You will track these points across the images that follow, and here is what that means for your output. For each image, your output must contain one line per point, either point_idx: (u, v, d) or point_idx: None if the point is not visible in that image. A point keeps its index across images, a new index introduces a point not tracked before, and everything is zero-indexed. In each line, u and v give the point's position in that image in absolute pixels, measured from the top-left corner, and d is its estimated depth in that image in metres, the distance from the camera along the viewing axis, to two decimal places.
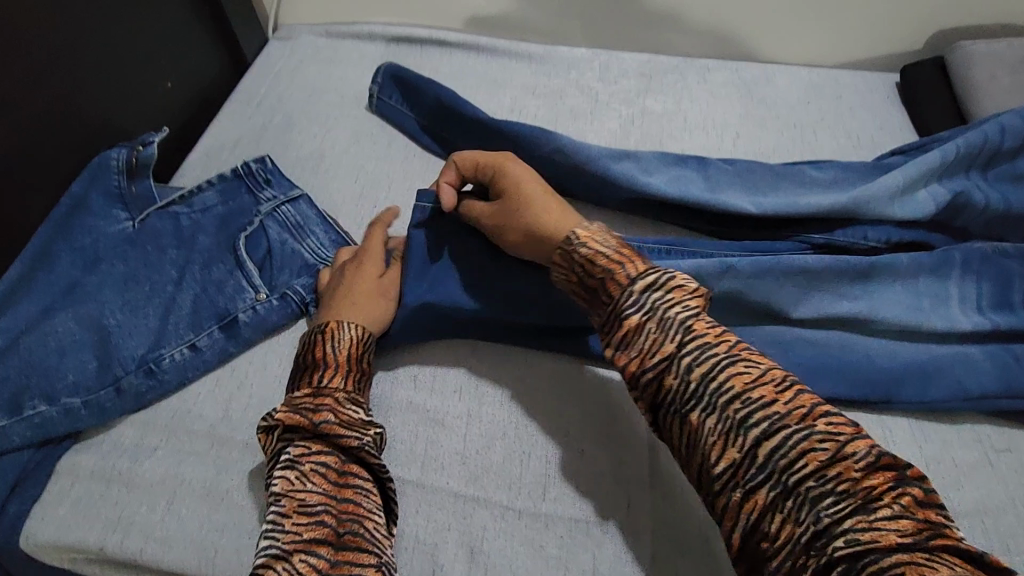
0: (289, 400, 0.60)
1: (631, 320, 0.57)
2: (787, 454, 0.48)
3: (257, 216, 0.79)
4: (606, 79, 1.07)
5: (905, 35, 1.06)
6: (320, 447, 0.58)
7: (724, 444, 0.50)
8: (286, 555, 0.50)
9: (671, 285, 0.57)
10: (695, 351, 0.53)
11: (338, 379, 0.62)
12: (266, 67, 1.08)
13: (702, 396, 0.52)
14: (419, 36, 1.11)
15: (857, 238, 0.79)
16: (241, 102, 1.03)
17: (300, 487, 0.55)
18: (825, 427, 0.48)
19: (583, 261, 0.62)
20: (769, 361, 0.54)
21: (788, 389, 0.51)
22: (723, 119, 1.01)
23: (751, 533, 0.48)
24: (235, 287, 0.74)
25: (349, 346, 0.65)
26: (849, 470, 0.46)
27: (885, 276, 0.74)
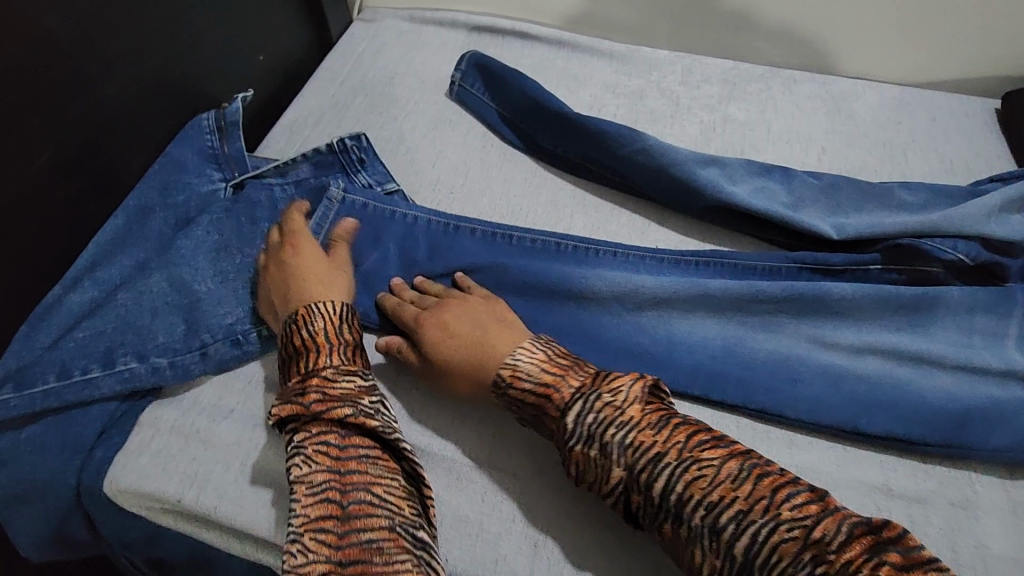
0: (284, 394, 0.60)
1: (576, 452, 0.57)
2: (760, 550, 0.48)
3: (338, 203, 0.80)
4: (689, 83, 1.05)
5: (1011, 57, 1.01)
6: (320, 428, 0.57)
7: (702, 550, 0.51)
8: (298, 536, 0.52)
9: (601, 402, 0.57)
10: (642, 463, 0.54)
11: (324, 358, 0.61)
12: (349, 47, 1.10)
13: (667, 506, 0.53)
14: (501, 27, 1.11)
15: (944, 247, 0.74)
16: (325, 79, 1.04)
17: (305, 471, 0.55)
18: (790, 514, 0.49)
19: (515, 400, 0.61)
20: (722, 450, 0.54)
21: (745, 481, 0.51)
22: (809, 132, 0.98)
23: None
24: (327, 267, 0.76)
25: (327, 324, 0.64)
26: (824, 552, 0.46)
27: (933, 315, 0.72)
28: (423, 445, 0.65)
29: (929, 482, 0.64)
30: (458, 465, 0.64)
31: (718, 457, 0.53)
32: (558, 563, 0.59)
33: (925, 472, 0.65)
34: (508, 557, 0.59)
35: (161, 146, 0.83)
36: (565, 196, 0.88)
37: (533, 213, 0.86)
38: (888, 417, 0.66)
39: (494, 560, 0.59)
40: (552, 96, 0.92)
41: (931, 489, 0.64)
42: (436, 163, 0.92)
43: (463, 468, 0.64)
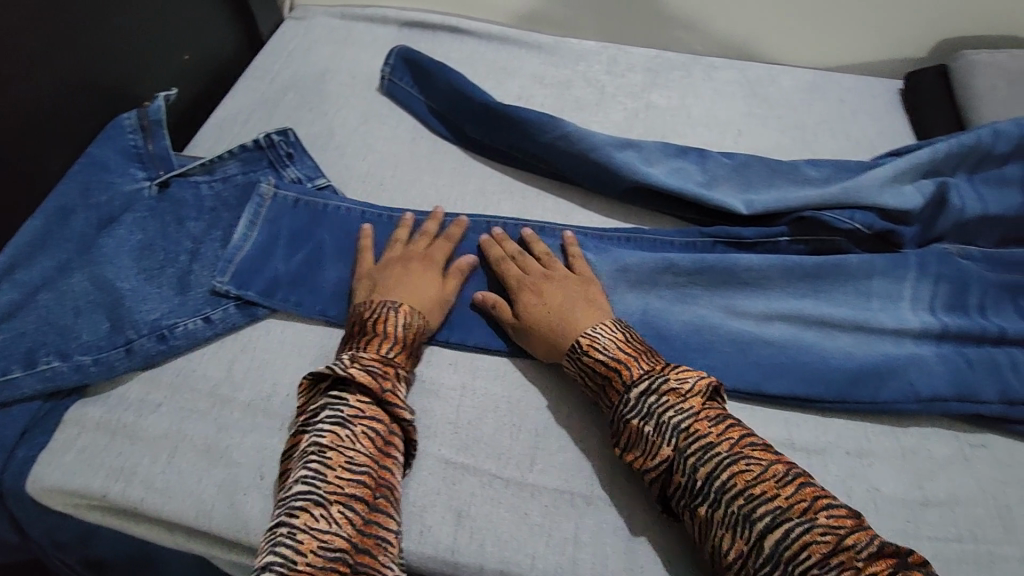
0: (359, 358, 0.63)
1: (632, 424, 0.61)
2: (791, 545, 0.51)
3: (269, 198, 0.82)
4: (615, 72, 1.08)
5: (911, 40, 1.07)
6: (373, 413, 0.60)
7: (732, 535, 0.54)
8: (326, 503, 0.54)
9: (667, 386, 0.61)
10: (696, 450, 0.57)
11: (386, 348, 0.65)
12: (280, 45, 1.10)
13: (707, 492, 0.56)
14: (431, 22, 1.13)
15: (843, 218, 0.79)
16: (256, 77, 1.05)
17: (348, 445, 0.58)
18: (825, 521, 0.51)
19: (584, 365, 0.65)
20: (771, 455, 0.57)
21: (789, 484, 0.54)
22: (726, 115, 1.03)
23: None
24: (260, 259, 0.77)
25: (412, 328, 0.68)
26: (851, 559, 0.49)
27: (834, 280, 0.77)
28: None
29: (829, 434, 0.69)
30: None
31: (765, 459, 0.56)
32: (480, 531, 0.61)
33: (826, 425, 0.70)
34: (432, 528, 0.61)
35: (82, 148, 0.83)
36: (494, 185, 0.90)
37: (461, 201, 0.88)
38: (790, 378, 0.71)
39: (419, 532, 0.61)
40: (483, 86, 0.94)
41: (830, 441, 0.68)
42: (367, 156, 0.93)
43: None
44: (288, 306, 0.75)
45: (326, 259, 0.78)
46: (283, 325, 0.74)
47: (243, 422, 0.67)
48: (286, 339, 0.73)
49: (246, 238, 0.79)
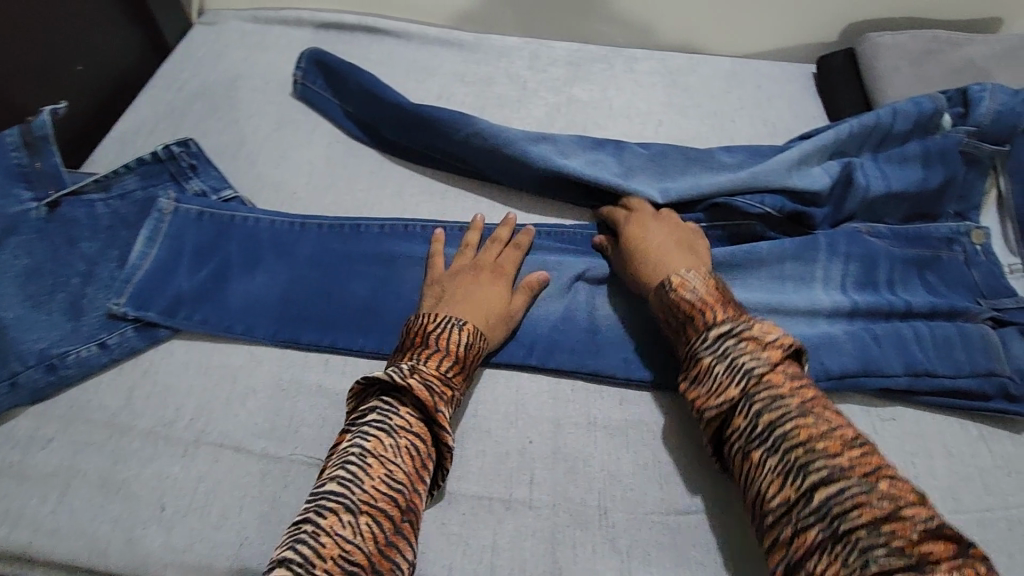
0: (419, 370, 0.59)
1: (704, 361, 0.60)
2: (843, 503, 0.48)
3: (170, 212, 0.78)
4: (536, 67, 1.07)
5: (821, 26, 1.10)
6: (420, 429, 0.57)
7: (782, 482, 0.52)
8: (355, 511, 0.50)
9: (748, 333, 0.59)
10: (765, 395, 0.55)
11: (444, 363, 0.61)
12: (188, 52, 1.05)
13: (767, 437, 0.54)
14: (347, 23, 1.10)
15: (753, 203, 0.80)
16: (160, 86, 1.00)
17: (390, 455, 0.54)
18: (886, 488, 0.48)
19: (667, 303, 0.65)
20: (843, 420, 0.54)
21: (857, 449, 0.52)
22: (647, 106, 1.03)
23: (796, 567, 0.49)
24: (162, 278, 0.73)
25: (472, 343, 0.64)
26: (905, 528, 0.46)
27: (746, 265, 0.78)
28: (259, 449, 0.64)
29: None
30: (296, 464, 0.63)
31: (837, 424, 0.54)
32: None
33: None
34: None
35: None
36: (412, 187, 0.88)
37: (378, 206, 0.86)
38: None
39: None
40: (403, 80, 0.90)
41: None
42: (279, 164, 0.90)
43: (299, 467, 0.63)
44: (193, 326, 0.71)
45: (234, 273, 0.75)
46: (187, 345, 0.71)
47: (144, 452, 0.63)
48: (191, 360, 0.70)
49: (147, 256, 0.75)
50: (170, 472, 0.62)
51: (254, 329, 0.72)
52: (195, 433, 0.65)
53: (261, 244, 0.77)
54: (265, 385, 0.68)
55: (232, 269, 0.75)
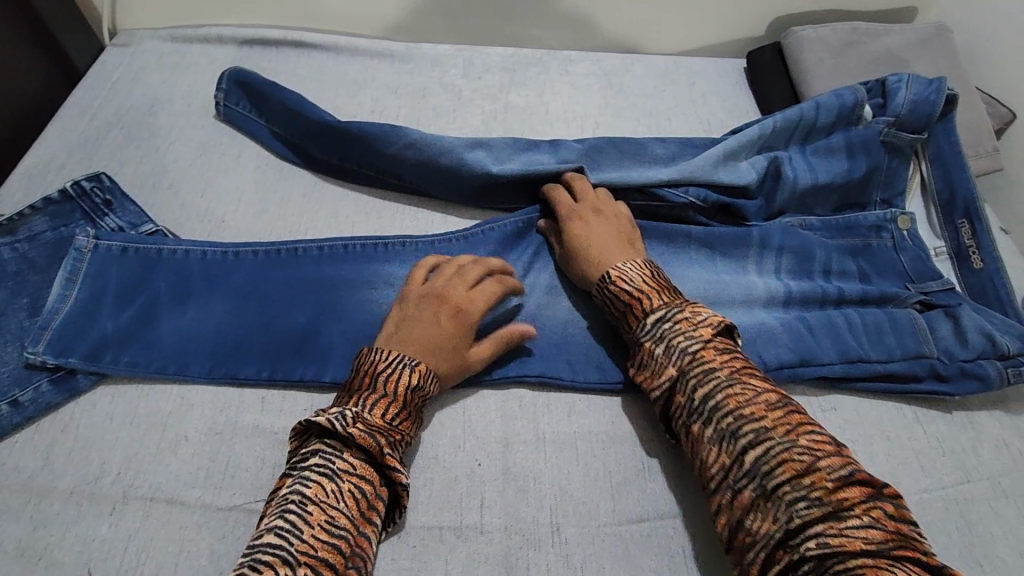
0: (363, 417, 0.56)
1: (646, 347, 0.64)
2: (769, 462, 0.53)
3: (88, 249, 0.73)
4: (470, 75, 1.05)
5: (749, 20, 1.11)
6: (365, 472, 0.55)
7: (720, 450, 0.56)
8: (294, 563, 0.47)
9: (681, 316, 0.63)
10: (697, 372, 0.60)
11: (393, 410, 0.59)
12: (100, 76, 1.00)
13: (702, 410, 0.58)
14: (272, 38, 1.06)
15: (682, 194, 0.81)
16: (71, 115, 0.94)
17: (332, 502, 0.52)
18: (806, 442, 0.53)
19: (610, 295, 0.68)
20: (769, 383, 0.59)
21: (781, 408, 0.56)
22: (583, 110, 1.03)
23: (736, 529, 0.54)
24: (78, 322, 0.69)
25: (424, 388, 0.62)
26: (822, 479, 0.51)
27: (683, 260, 0.79)
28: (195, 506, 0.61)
29: None
30: (235, 512, 0.60)
31: (762, 387, 0.58)
32: None
33: None
34: None
35: None
36: (348, 207, 0.85)
37: (312, 229, 0.83)
38: None
39: None
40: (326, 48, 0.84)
41: None
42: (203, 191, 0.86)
43: (238, 514, 0.60)
44: (117, 369, 0.67)
45: (161, 309, 0.71)
46: (110, 394, 0.67)
47: (70, 518, 0.59)
48: (116, 410, 0.66)
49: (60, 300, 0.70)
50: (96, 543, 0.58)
51: (189, 365, 0.68)
52: (124, 496, 0.61)
53: (193, 279, 0.73)
54: (198, 430, 0.65)
55: (162, 307, 0.71)
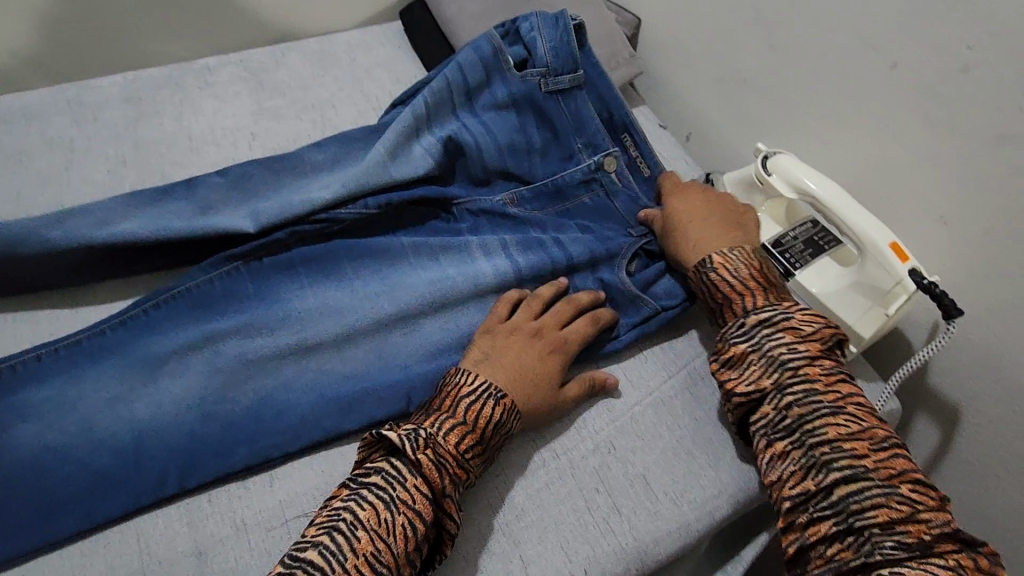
0: (852, 443, 0.58)
1: (739, 348, 0.66)
2: (863, 501, 0.55)
3: (248, 254, 0.76)
4: (612, 58, 0.98)
5: None
6: (878, 504, 0.55)
7: (803, 475, 0.59)
8: (395, 508, 0.56)
9: (787, 325, 0.65)
10: (849, 412, 0.60)
11: (872, 463, 0.57)
12: (240, 78, 1.01)
13: (793, 431, 0.61)
14: (421, 38, 1.07)
15: (794, 243, 0.75)
16: (210, 113, 0.96)
17: (852, 489, 0.56)
18: (906, 491, 0.56)
19: (710, 283, 0.71)
20: (873, 420, 0.61)
21: (882, 450, 0.58)
22: (727, 126, 0.93)
23: (807, 548, 0.57)
24: (178, 330, 0.71)
25: (877, 442, 0.59)
26: (920, 531, 0.53)
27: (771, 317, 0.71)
28: (233, 522, 0.64)
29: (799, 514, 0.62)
30: None
31: (865, 421, 0.60)
32: None
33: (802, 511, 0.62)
34: None
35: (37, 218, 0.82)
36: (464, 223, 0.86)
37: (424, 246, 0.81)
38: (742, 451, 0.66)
39: None
40: (471, 50, 0.89)
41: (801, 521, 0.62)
42: (297, 191, 0.80)
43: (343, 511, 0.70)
44: (209, 385, 0.69)
45: (268, 329, 0.73)
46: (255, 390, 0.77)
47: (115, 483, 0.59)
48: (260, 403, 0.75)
49: (164, 307, 0.73)
50: (129, 540, 0.62)
51: (282, 392, 0.70)
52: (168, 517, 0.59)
53: (323, 290, 0.76)
54: None
55: (299, 312, 0.74)
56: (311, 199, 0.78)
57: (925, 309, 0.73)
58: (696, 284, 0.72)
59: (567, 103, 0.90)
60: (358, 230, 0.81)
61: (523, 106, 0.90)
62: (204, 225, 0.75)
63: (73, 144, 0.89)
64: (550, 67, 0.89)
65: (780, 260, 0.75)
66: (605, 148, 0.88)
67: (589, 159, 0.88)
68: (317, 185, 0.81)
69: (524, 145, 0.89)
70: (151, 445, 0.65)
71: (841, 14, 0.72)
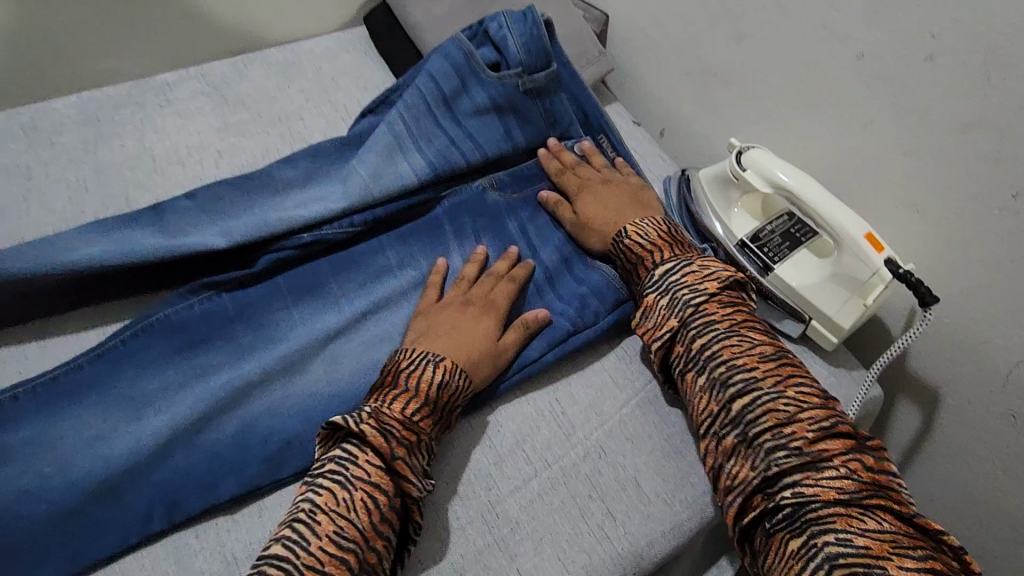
0: (744, 362, 0.62)
1: (648, 297, 0.70)
2: (756, 412, 0.59)
3: (230, 279, 0.75)
4: (581, 56, 0.98)
5: None
6: (772, 415, 0.58)
7: (709, 399, 0.63)
8: (351, 487, 0.56)
9: (686, 269, 0.69)
10: (745, 336, 0.64)
11: (765, 380, 0.61)
12: (202, 93, 0.98)
13: (697, 361, 0.65)
14: (388, 44, 1.05)
15: (771, 239, 0.76)
16: (172, 131, 0.93)
17: (748, 407, 0.60)
18: (794, 397, 0.59)
19: (622, 248, 0.75)
20: (767, 340, 0.65)
21: (772, 364, 0.62)
22: (698, 120, 0.93)
23: (721, 470, 0.61)
24: (157, 361, 0.70)
25: (770, 360, 0.62)
26: (802, 431, 0.57)
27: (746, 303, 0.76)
28: (224, 556, 0.63)
29: None
30: None
31: (759, 342, 0.64)
32: None
33: None
34: None
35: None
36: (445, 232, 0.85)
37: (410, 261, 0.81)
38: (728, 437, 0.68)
39: None
40: (440, 57, 0.87)
41: None
42: (272, 209, 0.78)
43: None
44: (192, 413, 0.67)
45: (252, 355, 0.71)
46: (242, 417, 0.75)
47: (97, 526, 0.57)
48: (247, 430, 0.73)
49: (144, 338, 0.71)
50: None
51: (267, 419, 0.69)
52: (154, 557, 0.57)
53: (309, 313, 0.75)
54: None
55: (289, 337, 0.73)
56: (290, 216, 0.76)
57: (901, 295, 0.74)
58: (614, 253, 0.77)
59: (545, 107, 0.89)
60: (340, 247, 0.80)
61: (505, 109, 0.88)
62: (174, 248, 0.73)
63: (30, 172, 0.85)
64: (524, 66, 0.87)
65: (758, 255, 0.76)
66: (578, 138, 0.91)
67: (562, 147, 0.90)
68: (292, 203, 0.79)
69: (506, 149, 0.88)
70: (136, 481, 0.63)
71: (805, 6, 0.72)
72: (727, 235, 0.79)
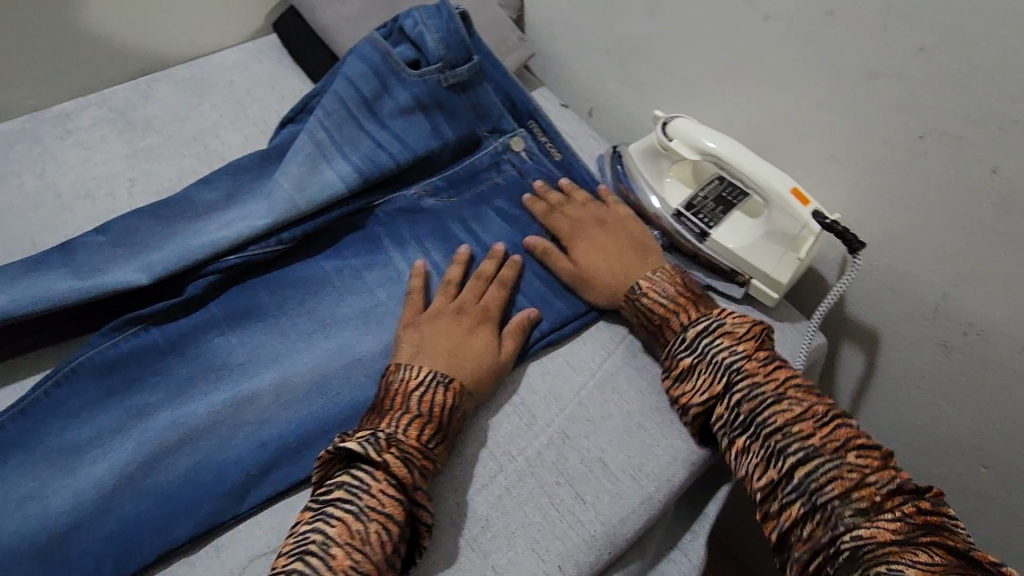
0: (799, 425, 0.61)
1: (685, 362, 0.68)
2: (820, 478, 0.58)
3: (157, 310, 0.71)
4: (501, 44, 0.97)
5: None
6: (835, 474, 0.58)
7: (765, 465, 0.61)
8: (364, 519, 0.56)
9: (721, 330, 0.68)
10: (790, 395, 0.63)
11: (825, 442, 0.60)
12: (106, 121, 0.92)
13: (749, 424, 0.63)
14: (301, 50, 1.01)
15: (706, 203, 0.77)
16: (78, 164, 0.87)
17: (812, 470, 0.59)
18: (853, 458, 0.59)
19: (644, 309, 0.72)
20: (812, 397, 0.64)
21: (825, 425, 0.61)
22: (624, 99, 0.94)
23: (786, 533, 0.59)
24: (90, 408, 0.65)
25: (826, 420, 0.62)
26: (872, 494, 0.57)
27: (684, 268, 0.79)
28: None
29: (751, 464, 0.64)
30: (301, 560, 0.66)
31: (809, 401, 0.63)
32: None
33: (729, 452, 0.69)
34: None
35: None
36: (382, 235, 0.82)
37: (349, 270, 0.78)
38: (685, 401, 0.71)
39: None
40: (357, 60, 0.85)
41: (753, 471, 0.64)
42: (194, 236, 0.74)
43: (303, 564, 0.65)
44: (132, 458, 0.62)
45: (192, 388, 0.67)
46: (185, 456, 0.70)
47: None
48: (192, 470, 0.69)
49: (69, 385, 0.66)
50: None
51: (219, 452, 0.64)
52: None
53: (244, 335, 0.72)
54: None
55: (227, 364, 0.69)
56: (215, 239, 0.73)
57: (832, 246, 0.77)
58: (631, 312, 0.74)
59: (471, 98, 0.88)
60: (270, 265, 0.77)
61: (430, 105, 0.85)
62: (91, 287, 0.68)
63: None
64: (445, 60, 0.85)
65: (694, 223, 0.77)
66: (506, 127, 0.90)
67: (493, 140, 0.88)
68: (217, 225, 0.75)
69: (437, 146, 0.85)
70: (79, 539, 0.59)
71: None
72: (663, 206, 0.80)
